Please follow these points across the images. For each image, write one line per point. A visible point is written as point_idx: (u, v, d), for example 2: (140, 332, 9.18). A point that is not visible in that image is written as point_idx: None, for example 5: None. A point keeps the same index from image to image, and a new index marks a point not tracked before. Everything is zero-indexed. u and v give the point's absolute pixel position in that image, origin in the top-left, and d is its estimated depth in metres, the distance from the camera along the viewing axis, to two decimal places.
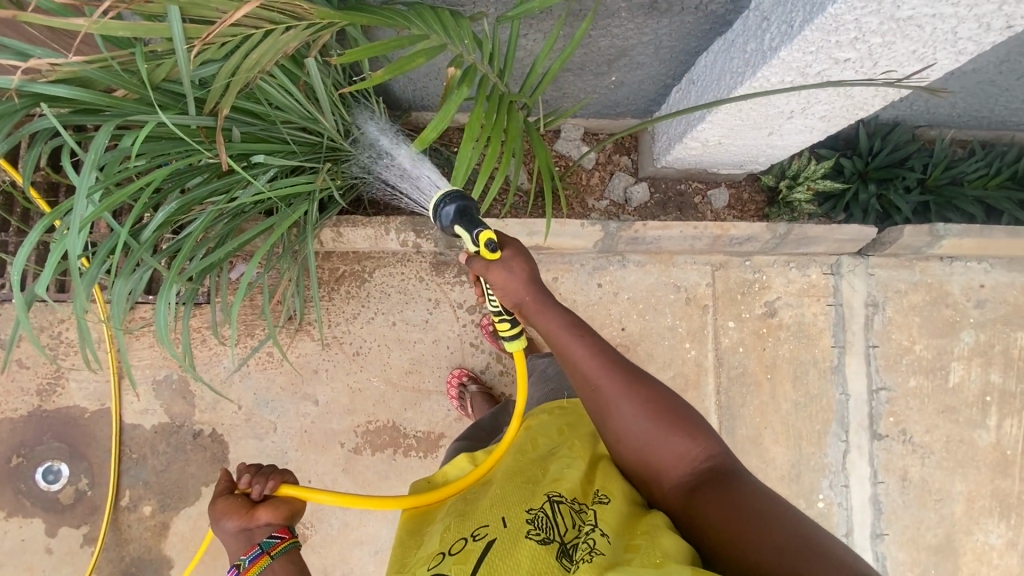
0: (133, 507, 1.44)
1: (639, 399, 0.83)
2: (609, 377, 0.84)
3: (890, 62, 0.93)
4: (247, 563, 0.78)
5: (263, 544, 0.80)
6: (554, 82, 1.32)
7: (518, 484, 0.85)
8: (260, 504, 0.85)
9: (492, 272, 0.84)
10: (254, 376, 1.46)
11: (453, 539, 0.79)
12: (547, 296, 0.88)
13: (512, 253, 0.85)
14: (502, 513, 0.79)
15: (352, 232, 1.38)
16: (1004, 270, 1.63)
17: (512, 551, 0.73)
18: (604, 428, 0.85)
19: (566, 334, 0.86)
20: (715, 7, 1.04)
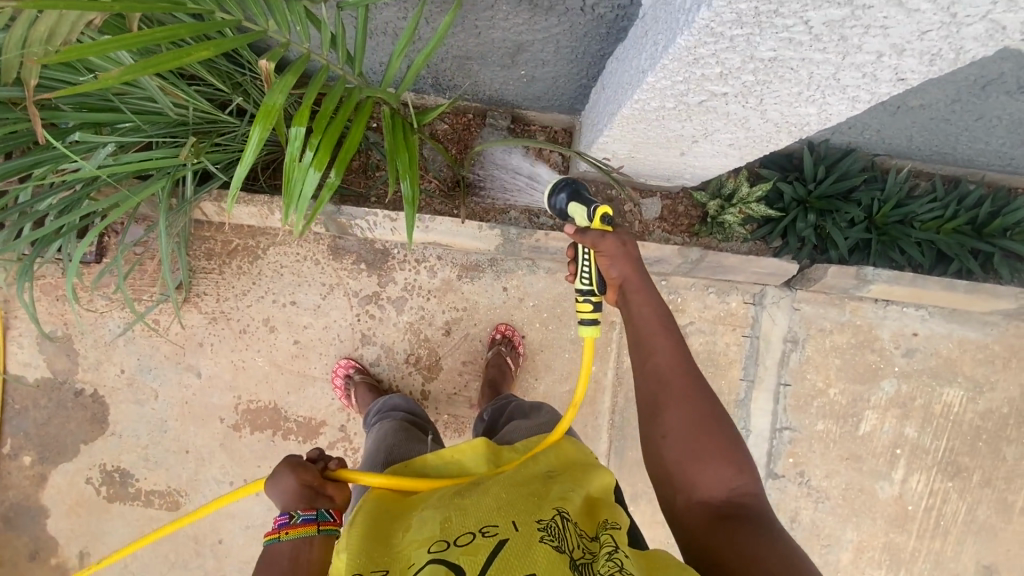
0: (14, 456, 1.45)
1: (698, 409, 0.77)
2: (681, 380, 0.79)
3: (776, 100, 0.81)
4: (298, 520, 0.75)
5: (319, 513, 0.77)
6: (459, 68, 1.21)
7: (520, 495, 0.72)
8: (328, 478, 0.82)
9: (604, 245, 0.81)
10: (138, 342, 1.44)
11: (456, 531, 0.67)
12: (649, 283, 0.84)
13: (623, 237, 0.82)
14: (509, 516, 0.68)
15: (236, 207, 1.33)
16: (942, 320, 1.53)
17: (523, 558, 0.60)
18: (649, 428, 0.79)
19: (655, 323, 0.82)
20: (602, 11, 0.91)
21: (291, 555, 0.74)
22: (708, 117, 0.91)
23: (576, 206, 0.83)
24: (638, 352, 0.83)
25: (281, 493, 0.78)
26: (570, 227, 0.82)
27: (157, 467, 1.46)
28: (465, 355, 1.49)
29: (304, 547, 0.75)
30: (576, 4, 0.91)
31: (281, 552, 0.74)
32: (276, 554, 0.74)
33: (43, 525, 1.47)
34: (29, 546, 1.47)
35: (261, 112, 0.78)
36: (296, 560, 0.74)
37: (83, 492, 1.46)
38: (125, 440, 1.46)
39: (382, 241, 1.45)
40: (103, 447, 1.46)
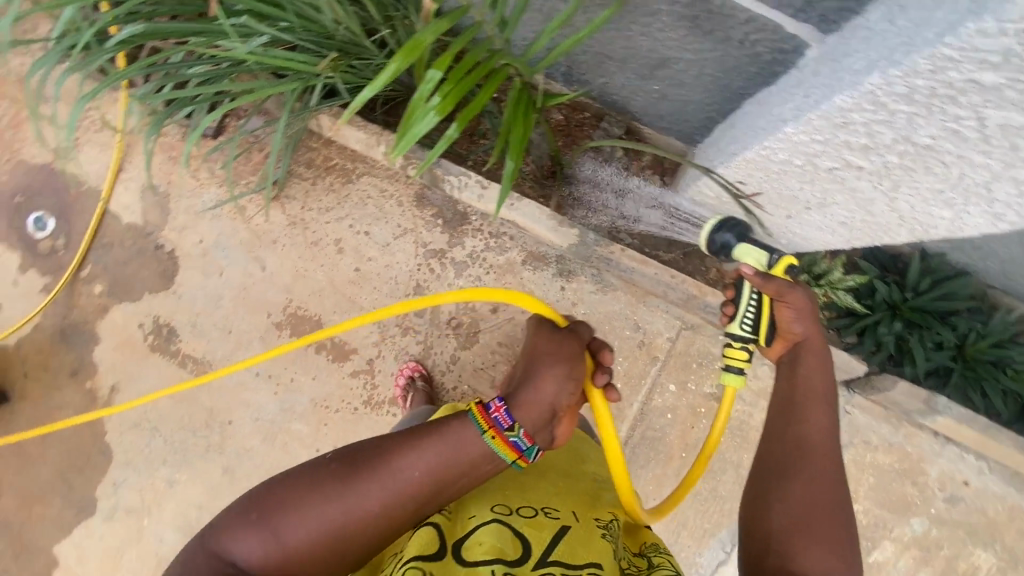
0: (88, 282, 1.60)
1: (826, 485, 0.84)
2: (823, 457, 0.86)
3: (911, 192, 0.78)
4: (511, 438, 0.78)
5: (529, 448, 0.79)
6: (596, 65, 1.21)
7: (573, 489, 0.92)
8: (565, 415, 0.82)
9: (790, 296, 0.91)
10: (223, 220, 1.55)
11: (519, 504, 0.85)
12: (825, 354, 0.94)
13: (806, 294, 0.93)
14: (570, 508, 0.86)
15: (350, 132, 1.42)
16: (1002, 480, 1.41)
17: (584, 544, 0.79)
18: (774, 481, 0.86)
19: (818, 394, 0.90)
20: (761, 50, 0.88)
21: (479, 455, 0.78)
22: (831, 187, 0.88)
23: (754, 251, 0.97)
24: (787, 415, 0.90)
25: (528, 390, 0.79)
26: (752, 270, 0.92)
27: (200, 336, 1.56)
28: (503, 338, 1.50)
29: (490, 460, 0.78)
30: (739, 34, 0.88)
31: (472, 444, 0.78)
32: (467, 443, 0.78)
33: (91, 351, 1.61)
34: (74, 363, 1.61)
35: (411, 45, 0.82)
36: (472, 464, 0.78)
37: (132, 334, 1.59)
38: (181, 303, 1.57)
39: (465, 204, 1.49)
40: (162, 302, 1.58)
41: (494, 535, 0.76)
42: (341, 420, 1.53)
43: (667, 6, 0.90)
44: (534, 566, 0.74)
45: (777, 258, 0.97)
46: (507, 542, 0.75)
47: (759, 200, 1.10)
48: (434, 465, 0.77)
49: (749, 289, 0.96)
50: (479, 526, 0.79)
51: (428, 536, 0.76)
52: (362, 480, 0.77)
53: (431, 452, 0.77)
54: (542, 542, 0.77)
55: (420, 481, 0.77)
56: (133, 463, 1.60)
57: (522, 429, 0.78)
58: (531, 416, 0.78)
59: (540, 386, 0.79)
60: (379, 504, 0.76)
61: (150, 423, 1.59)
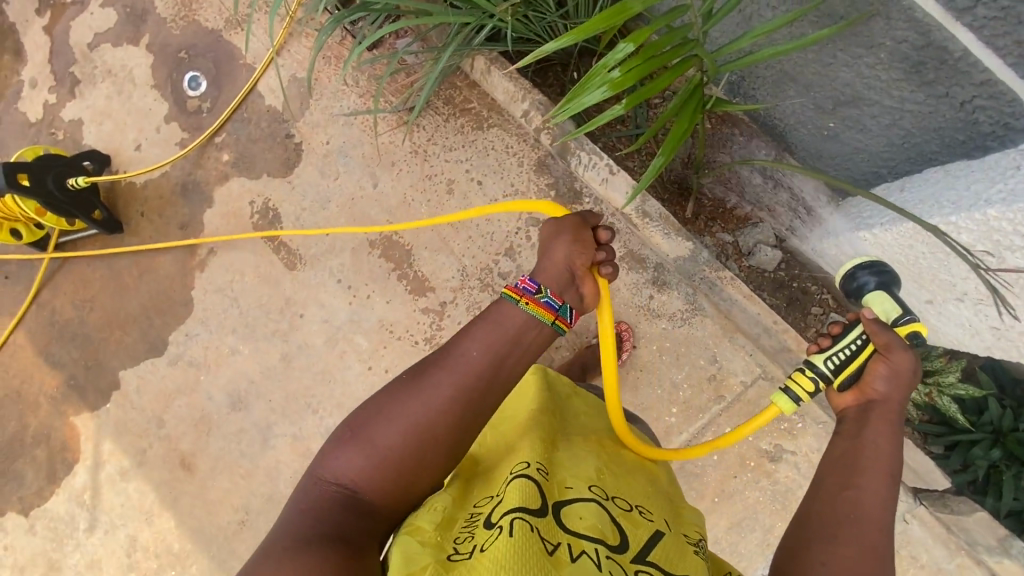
0: (219, 149, 1.70)
1: (880, 564, 0.76)
2: (875, 532, 0.78)
3: None
4: (543, 300, 0.86)
5: (562, 307, 0.87)
6: (772, 83, 1.14)
7: (661, 499, 0.87)
8: (588, 275, 0.90)
9: (895, 355, 0.85)
10: (353, 129, 1.60)
11: (613, 490, 0.81)
12: (897, 421, 0.86)
13: (913, 361, 0.86)
14: (662, 514, 0.82)
15: (499, 78, 1.43)
16: None
17: (679, 554, 0.75)
18: (823, 549, 0.78)
19: (885, 462, 0.83)
20: (982, 119, 0.80)
21: (519, 325, 0.85)
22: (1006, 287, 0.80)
23: (885, 298, 0.92)
24: (842, 478, 0.83)
25: (544, 264, 0.89)
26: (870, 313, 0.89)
27: (300, 229, 1.64)
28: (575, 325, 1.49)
29: (534, 327, 0.85)
30: (961, 95, 0.80)
31: (513, 316, 0.85)
32: (507, 316, 0.85)
33: (203, 211, 1.72)
34: (185, 217, 1.73)
35: (614, 10, 0.79)
36: (519, 334, 0.85)
37: (242, 208, 1.69)
38: (293, 193, 1.65)
39: (582, 183, 1.46)
40: (276, 187, 1.66)
41: (596, 515, 0.74)
42: (398, 348, 1.58)
43: (891, 44, 0.82)
44: (629, 560, 0.71)
45: (907, 318, 0.89)
46: (607, 526, 0.73)
47: (904, 272, 1.03)
48: (490, 343, 0.84)
49: (857, 331, 0.87)
50: (580, 500, 0.76)
51: (532, 490, 0.72)
52: (430, 372, 0.83)
53: (484, 333, 0.84)
54: (638, 541, 0.74)
55: (481, 362, 0.83)
56: (207, 322, 1.71)
57: (549, 291, 0.88)
58: (551, 280, 0.88)
59: (554, 258, 0.89)
60: (453, 395, 0.81)
61: (232, 293, 1.70)
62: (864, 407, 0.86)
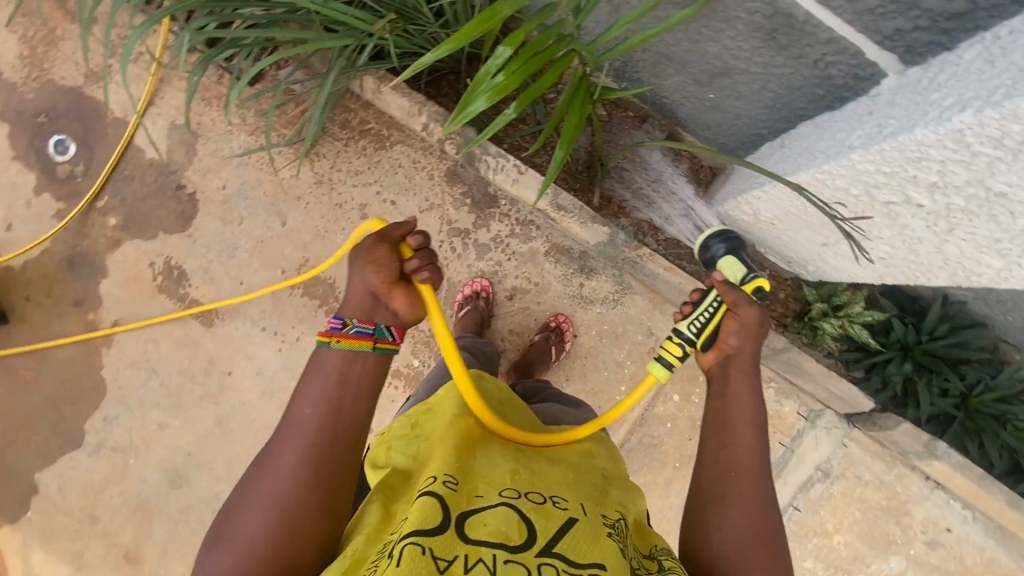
0: (103, 213, 1.56)
1: (764, 513, 0.78)
2: (755, 480, 0.80)
3: (966, 236, 0.77)
4: (352, 332, 0.76)
5: (376, 330, 0.77)
6: (651, 63, 1.19)
7: (584, 481, 0.79)
8: (396, 289, 0.78)
9: (743, 309, 0.84)
10: (248, 170, 1.52)
11: (527, 483, 0.73)
12: (755, 367, 0.85)
13: (761, 314, 0.85)
14: (580, 498, 0.74)
15: (392, 96, 1.38)
16: (984, 530, 1.43)
17: (592, 543, 0.66)
18: (713, 514, 0.79)
19: (749, 414, 0.83)
20: (834, 72, 0.87)
21: (339, 367, 0.76)
22: (881, 221, 0.88)
23: (733, 262, 0.91)
24: (719, 436, 0.83)
25: (348, 294, 0.79)
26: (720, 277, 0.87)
27: (211, 283, 1.55)
28: (515, 326, 1.50)
29: (354, 360, 0.76)
30: (814, 54, 0.87)
31: (332, 360, 0.76)
32: (324, 363, 0.76)
33: (97, 283, 1.58)
34: (78, 293, 1.58)
35: (485, 16, 0.79)
36: (345, 373, 0.76)
37: (142, 272, 1.56)
38: (196, 247, 1.54)
39: (496, 187, 1.47)
40: (176, 243, 1.55)
41: (501, 517, 0.66)
42: None
43: (746, 14, 0.88)
44: (535, 557, 0.64)
45: (753, 276, 0.89)
46: (513, 526, 0.65)
47: (795, 222, 1.12)
48: (320, 394, 0.75)
49: (711, 296, 0.85)
50: (486, 504, 0.68)
51: (431, 507, 0.64)
52: (274, 443, 0.74)
53: (310, 387, 0.75)
54: (548, 535, 0.66)
55: (317, 416, 0.74)
56: (125, 401, 1.57)
57: (358, 319, 0.78)
58: (356, 308, 0.78)
59: (354, 283, 0.79)
60: (300, 458, 0.72)
61: (148, 364, 1.57)
62: (723, 364, 0.85)
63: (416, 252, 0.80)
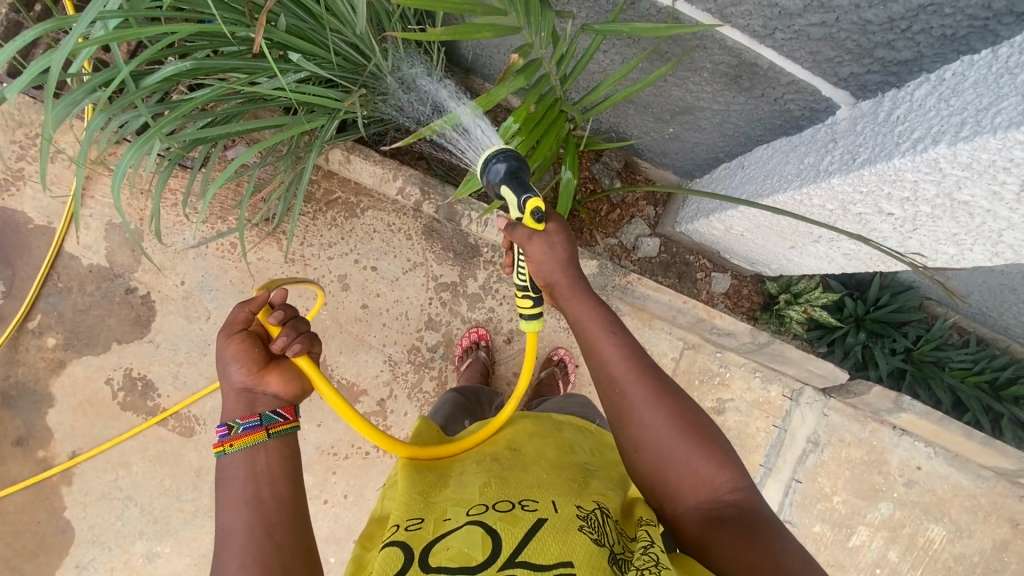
0: (38, 334, 1.38)
1: (666, 407, 0.79)
2: (637, 379, 0.80)
3: (928, 233, 0.91)
4: (240, 431, 0.76)
5: (263, 418, 0.78)
6: (615, 108, 1.29)
7: (560, 478, 0.82)
8: (266, 373, 0.81)
9: (530, 246, 0.80)
10: (209, 259, 1.42)
11: (496, 498, 0.76)
12: (582, 282, 0.84)
13: (557, 231, 0.82)
14: (553, 497, 0.76)
15: (361, 164, 1.36)
16: (945, 461, 1.66)
17: (562, 537, 0.68)
18: (623, 433, 0.81)
19: (600, 325, 0.83)
20: (793, 107, 0.99)
21: (245, 464, 0.76)
22: (851, 226, 1.01)
23: (508, 191, 0.73)
24: (588, 361, 0.84)
25: (221, 400, 0.79)
26: (501, 222, 0.79)
27: (184, 388, 1.42)
28: (518, 367, 1.52)
29: (256, 453, 0.76)
30: (773, 94, 0.99)
31: (235, 463, 0.76)
32: (232, 472, 0.76)
33: (43, 415, 1.39)
34: (18, 431, 1.38)
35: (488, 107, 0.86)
36: (253, 468, 0.76)
37: (98, 391, 1.40)
38: (160, 352, 1.41)
39: (476, 237, 1.49)
40: (135, 352, 1.40)
41: (464, 537, 0.69)
42: (351, 465, 1.46)
43: (712, 65, 0.98)
44: (499, 569, 0.65)
45: (529, 198, 0.73)
46: (476, 544, 0.68)
47: (747, 234, 1.30)
48: (237, 501, 0.74)
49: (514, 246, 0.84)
50: (453, 529, 0.71)
51: (395, 549, 0.68)
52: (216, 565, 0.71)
53: (226, 497, 0.74)
54: (513, 541, 0.68)
55: (244, 518, 0.72)
56: (101, 540, 1.39)
57: (241, 418, 0.78)
58: (235, 410, 0.78)
59: (226, 386, 0.80)
60: (245, 562, 0.69)
61: (122, 492, 1.40)
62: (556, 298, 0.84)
63: (280, 328, 0.82)
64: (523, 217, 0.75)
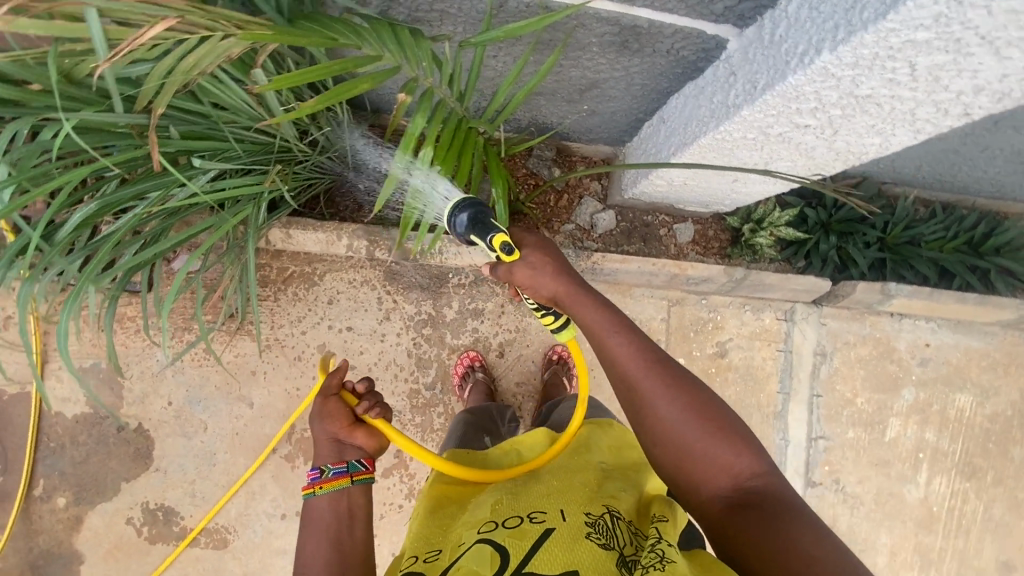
0: (46, 498, 1.37)
1: (679, 399, 0.79)
2: (647, 374, 0.80)
3: (850, 132, 0.92)
4: (331, 474, 0.84)
5: (349, 466, 0.85)
6: (527, 104, 1.29)
7: (572, 484, 0.84)
8: (353, 427, 0.87)
9: (515, 275, 0.81)
10: (188, 372, 1.41)
11: (505, 514, 0.79)
12: (584, 286, 0.82)
13: (536, 247, 0.81)
14: (561, 506, 0.78)
15: (302, 235, 1.35)
16: (949, 331, 1.69)
17: (567, 548, 0.70)
18: (640, 423, 0.82)
19: (605, 325, 0.81)
20: (686, 53, 1.01)
21: (331, 507, 0.83)
22: (778, 147, 1.01)
23: (474, 238, 0.78)
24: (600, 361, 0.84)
25: (314, 445, 0.87)
26: (487, 266, 0.84)
27: (204, 503, 1.41)
28: (519, 376, 1.53)
29: (342, 497, 0.83)
30: (664, 47, 1.00)
31: (321, 506, 0.83)
32: (315, 514, 0.82)
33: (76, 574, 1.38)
34: None
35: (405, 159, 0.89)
36: (337, 511, 0.83)
37: (123, 534, 1.39)
38: (171, 476, 1.40)
39: (438, 266, 1.49)
40: (146, 485, 1.40)
41: (474, 556, 0.72)
42: (390, 523, 1.46)
43: (598, 38, 1.00)
44: None
45: (491, 238, 0.77)
46: (484, 560, 0.71)
47: (691, 181, 1.31)
48: (321, 539, 0.80)
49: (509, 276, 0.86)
50: (465, 550, 0.75)
51: None
52: None
53: (310, 536, 0.80)
54: (521, 554, 0.71)
55: (326, 556, 0.79)
56: None
57: (332, 462, 0.85)
58: (326, 455, 0.86)
59: (317, 433, 0.88)
60: None
61: None
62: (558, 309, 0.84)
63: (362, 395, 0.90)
64: (496, 255, 0.79)
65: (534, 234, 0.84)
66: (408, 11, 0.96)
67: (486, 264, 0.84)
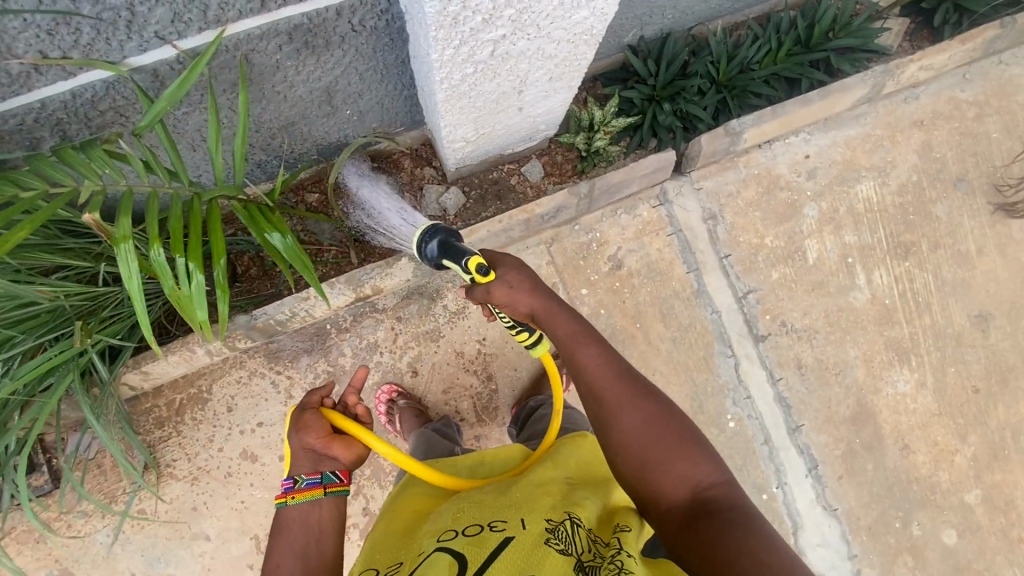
0: None
1: (643, 410, 0.83)
2: (614, 385, 0.84)
3: (545, 19, 0.87)
4: (304, 485, 0.82)
5: (324, 476, 0.82)
6: (290, 134, 1.22)
7: (535, 494, 0.81)
8: (333, 442, 0.85)
9: (493, 295, 0.87)
10: (134, 539, 1.40)
11: (465, 523, 0.77)
12: (559, 308, 0.89)
13: (506, 269, 0.88)
14: (523, 515, 0.76)
15: (158, 366, 1.31)
16: (821, 134, 1.66)
17: (531, 557, 0.68)
18: (604, 434, 0.84)
19: (574, 338, 0.87)
20: (371, 23, 0.96)
21: (302, 518, 0.81)
22: (507, 64, 0.97)
23: (449, 261, 0.85)
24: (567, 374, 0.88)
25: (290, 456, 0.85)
26: (464, 291, 0.89)
27: None
28: (442, 385, 1.50)
29: (313, 509, 0.81)
30: (346, 28, 0.96)
31: (293, 515, 0.81)
32: (285, 527, 0.81)
33: None
34: None
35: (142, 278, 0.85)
36: (308, 524, 0.81)
37: None
38: None
39: (313, 325, 1.46)
40: None
41: (430, 565, 0.69)
42: None
43: (280, 53, 0.95)
44: None
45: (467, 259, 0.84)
46: (441, 568, 0.68)
47: (487, 129, 1.23)
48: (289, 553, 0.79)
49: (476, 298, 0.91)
50: (423, 558, 0.71)
51: None
52: None
53: (280, 545, 0.80)
54: (479, 560, 0.68)
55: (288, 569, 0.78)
56: None
57: (306, 473, 0.83)
58: (301, 465, 0.84)
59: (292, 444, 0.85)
60: None
61: None
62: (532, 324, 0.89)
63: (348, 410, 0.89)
64: (472, 275, 0.85)
65: (507, 257, 0.90)
66: (84, 126, 0.92)
67: (461, 291, 0.89)
